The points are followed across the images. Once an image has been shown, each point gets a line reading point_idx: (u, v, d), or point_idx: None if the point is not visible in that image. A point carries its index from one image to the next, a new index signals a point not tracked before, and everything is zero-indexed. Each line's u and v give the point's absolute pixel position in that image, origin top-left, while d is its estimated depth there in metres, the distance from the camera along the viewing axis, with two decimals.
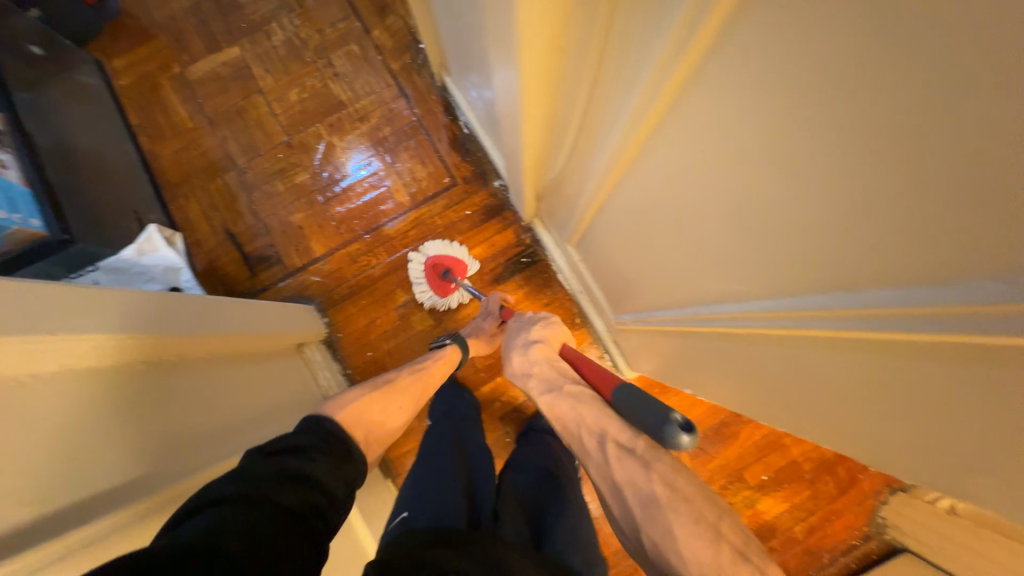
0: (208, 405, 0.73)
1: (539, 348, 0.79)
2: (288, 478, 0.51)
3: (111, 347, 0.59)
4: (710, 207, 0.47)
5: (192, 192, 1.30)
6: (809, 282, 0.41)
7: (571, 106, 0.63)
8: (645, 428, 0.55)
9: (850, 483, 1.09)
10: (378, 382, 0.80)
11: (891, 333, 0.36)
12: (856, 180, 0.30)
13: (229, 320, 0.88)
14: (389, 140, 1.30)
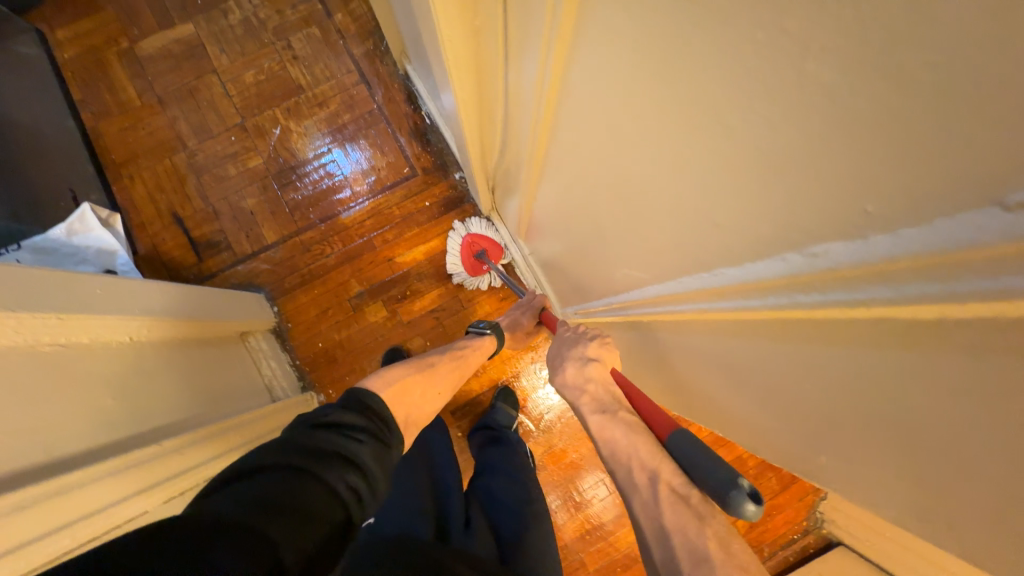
0: (123, 394, 0.68)
1: (595, 368, 0.69)
2: (329, 458, 0.44)
3: (20, 324, 0.57)
4: (624, 190, 0.42)
5: (138, 171, 1.19)
6: (693, 269, 0.40)
7: (495, 92, 0.57)
8: (708, 487, 0.47)
9: (791, 480, 1.16)
10: (421, 363, 0.74)
11: (808, 337, 0.32)
12: (764, 161, 0.25)
13: (158, 303, 0.82)
14: (348, 127, 1.25)
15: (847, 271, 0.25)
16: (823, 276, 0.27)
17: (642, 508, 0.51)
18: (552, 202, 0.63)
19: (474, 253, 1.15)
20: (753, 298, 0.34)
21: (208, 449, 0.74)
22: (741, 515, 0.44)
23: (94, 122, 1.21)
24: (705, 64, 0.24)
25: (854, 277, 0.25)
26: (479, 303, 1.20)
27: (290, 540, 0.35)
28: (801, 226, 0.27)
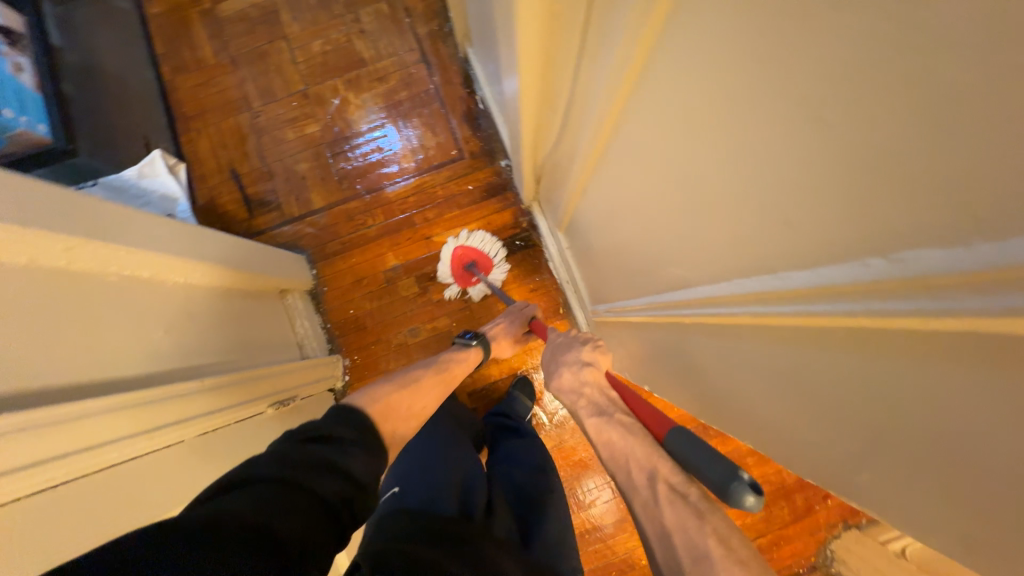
0: (171, 332, 0.72)
1: (592, 372, 0.72)
2: (324, 468, 0.45)
3: (80, 251, 0.60)
4: (686, 189, 0.42)
5: (205, 126, 1.25)
6: (752, 269, 0.39)
7: (564, 85, 0.58)
8: (712, 483, 0.46)
9: (805, 512, 1.13)
10: (406, 379, 0.75)
11: (861, 352, 0.31)
12: (849, 167, 0.25)
13: (208, 250, 0.86)
14: (404, 104, 1.27)
15: (920, 278, 0.24)
16: (889, 281, 0.26)
17: (644, 509, 0.51)
18: (606, 198, 0.63)
19: (464, 264, 1.19)
20: (812, 303, 0.33)
21: (238, 395, 0.77)
22: (740, 506, 0.44)
23: (171, 74, 1.26)
24: (803, 54, 0.24)
25: (925, 285, 0.24)
26: (509, 291, 1.21)
27: (292, 542, 0.37)
28: (875, 225, 0.25)
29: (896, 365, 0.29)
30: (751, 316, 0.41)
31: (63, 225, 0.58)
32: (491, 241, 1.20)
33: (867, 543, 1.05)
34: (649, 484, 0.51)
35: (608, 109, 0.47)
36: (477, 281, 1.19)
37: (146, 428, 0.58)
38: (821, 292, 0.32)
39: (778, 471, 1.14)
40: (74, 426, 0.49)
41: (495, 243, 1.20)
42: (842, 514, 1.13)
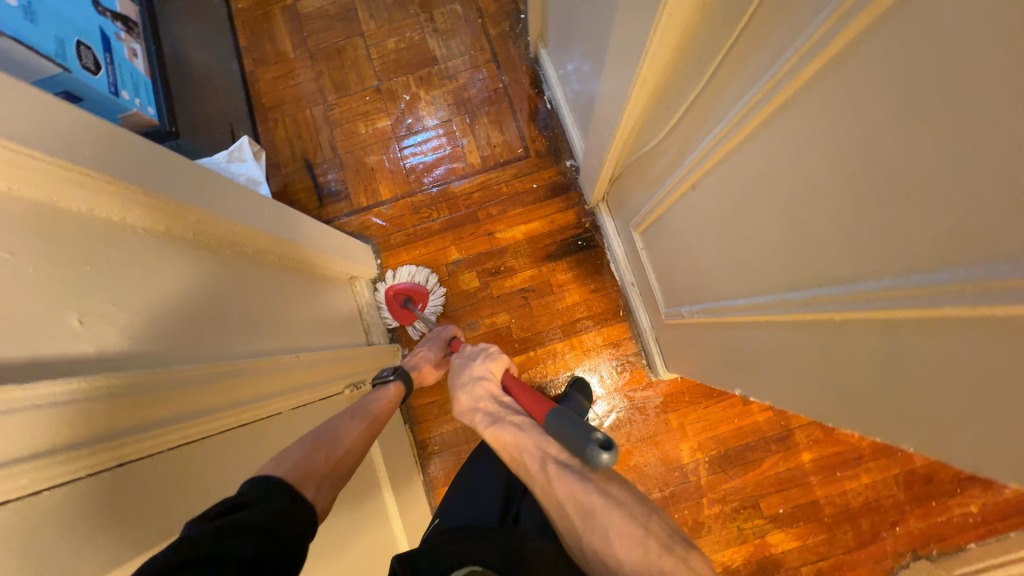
0: (268, 309, 0.75)
1: (485, 384, 0.70)
2: (240, 530, 0.41)
3: (184, 217, 0.61)
4: (795, 206, 0.42)
5: (282, 117, 1.30)
6: (865, 270, 0.37)
7: (677, 93, 0.58)
8: (575, 452, 0.52)
9: (871, 539, 1.08)
10: (318, 433, 0.61)
11: (963, 379, 0.31)
12: (989, 200, 0.26)
13: (293, 231, 0.88)
14: (472, 102, 1.29)
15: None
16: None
17: (542, 491, 0.53)
18: (701, 202, 0.61)
19: (398, 302, 1.17)
20: (941, 300, 0.30)
21: (320, 372, 0.79)
22: (599, 464, 0.50)
23: (254, 66, 1.31)
24: (990, 66, 0.23)
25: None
26: (567, 291, 1.20)
27: None
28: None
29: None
30: (863, 320, 0.39)
31: (166, 189, 0.58)
32: (418, 272, 1.20)
33: None
34: (543, 467, 0.54)
35: (726, 122, 0.48)
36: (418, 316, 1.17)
37: (253, 396, 0.59)
38: (951, 290, 0.29)
39: (843, 492, 1.10)
40: (199, 385, 0.50)
41: (424, 272, 1.20)
42: (912, 544, 1.07)
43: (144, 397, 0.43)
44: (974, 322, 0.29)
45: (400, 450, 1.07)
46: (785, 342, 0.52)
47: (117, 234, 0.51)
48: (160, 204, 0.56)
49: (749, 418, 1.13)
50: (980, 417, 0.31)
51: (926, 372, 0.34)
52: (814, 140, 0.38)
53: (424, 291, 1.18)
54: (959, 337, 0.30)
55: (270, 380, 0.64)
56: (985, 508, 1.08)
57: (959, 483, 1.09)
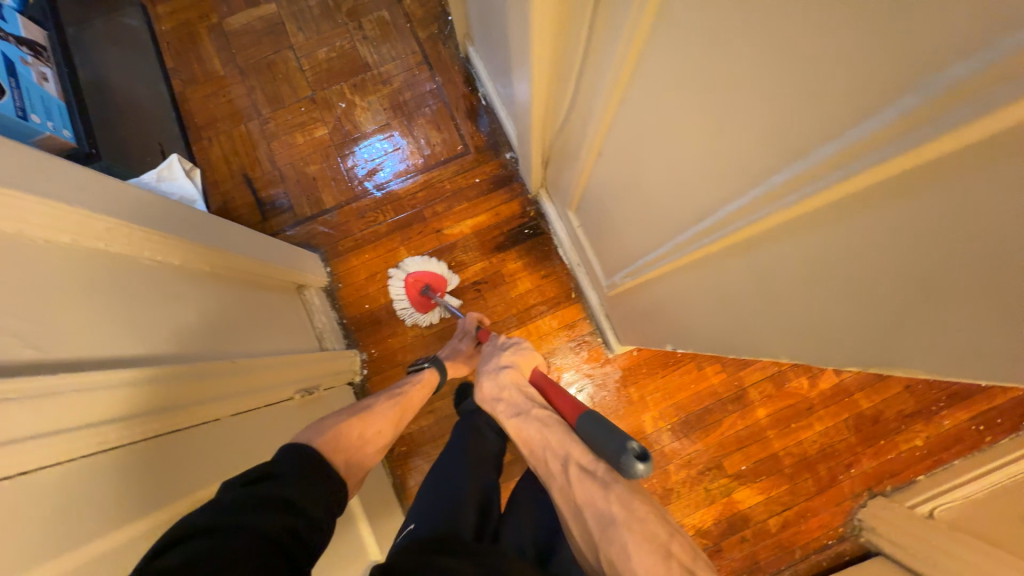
0: (205, 318, 0.74)
1: (509, 374, 0.74)
2: (268, 506, 0.48)
3: (104, 229, 0.61)
4: (674, 149, 0.45)
5: (217, 135, 1.29)
6: (728, 196, 0.40)
7: (570, 65, 0.61)
8: (605, 457, 0.54)
9: (830, 483, 1.13)
10: (357, 407, 0.76)
11: (830, 270, 0.34)
12: (800, 99, 0.28)
13: (230, 241, 0.88)
14: (409, 105, 1.31)
15: (864, 140, 0.25)
16: (841, 154, 0.27)
17: (562, 495, 0.56)
18: (610, 166, 0.64)
19: (419, 289, 1.18)
20: (783, 201, 0.34)
21: (260, 378, 0.78)
22: (632, 474, 0.51)
23: (183, 87, 1.30)
24: None
25: (873, 146, 0.25)
26: (518, 280, 1.22)
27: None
28: (827, 112, 0.26)
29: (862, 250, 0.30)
30: (745, 242, 0.42)
31: (79, 203, 0.58)
32: (437, 261, 1.20)
33: (894, 509, 1.06)
34: (564, 469, 0.56)
35: (608, 83, 0.51)
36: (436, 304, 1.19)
37: (180, 403, 0.59)
38: (789, 191, 0.33)
39: (799, 442, 1.15)
40: (126, 389, 0.51)
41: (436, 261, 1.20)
42: (868, 483, 1.13)
43: (50, 403, 0.44)
44: (814, 215, 0.32)
45: None
46: (703, 282, 0.55)
47: (25, 246, 0.51)
48: (73, 216, 0.56)
49: (704, 381, 1.17)
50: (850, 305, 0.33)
51: (802, 277, 0.37)
52: (671, 84, 0.40)
53: (442, 279, 1.19)
54: (820, 232, 0.33)
55: (201, 388, 0.63)
56: (928, 441, 1.14)
57: (903, 420, 1.15)
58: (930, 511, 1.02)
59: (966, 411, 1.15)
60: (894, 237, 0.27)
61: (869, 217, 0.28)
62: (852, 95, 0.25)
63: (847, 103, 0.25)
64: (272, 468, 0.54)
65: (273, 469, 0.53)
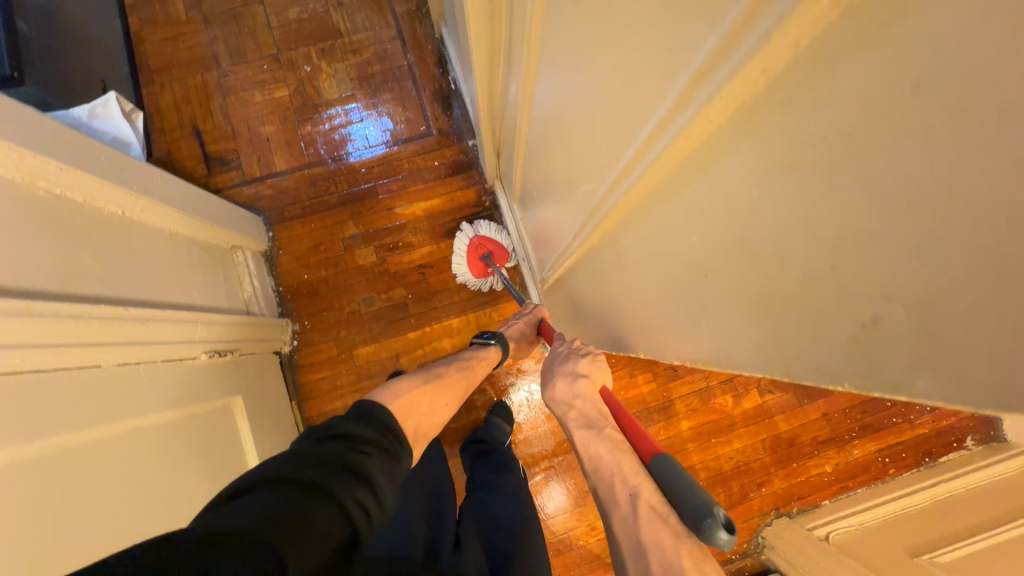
0: (106, 259, 0.70)
1: (585, 385, 0.71)
2: (338, 469, 0.46)
3: None
4: (566, 134, 0.45)
5: (171, 81, 1.23)
6: (596, 183, 0.40)
7: (500, 45, 0.60)
8: (682, 507, 0.48)
9: (740, 500, 1.16)
10: (431, 374, 0.77)
11: (673, 257, 0.34)
12: (625, 80, 0.28)
13: (155, 188, 0.84)
14: (376, 78, 1.28)
15: (660, 120, 0.24)
16: (651, 134, 0.26)
17: (620, 526, 0.52)
18: (535, 153, 0.64)
19: (481, 255, 1.17)
20: (622, 185, 0.33)
21: (166, 330, 0.75)
22: (711, 540, 0.45)
23: (140, 26, 1.25)
24: None
25: (666, 125, 0.24)
26: None
27: (308, 543, 0.37)
28: (642, 89, 0.26)
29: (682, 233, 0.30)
30: (614, 232, 0.42)
31: None
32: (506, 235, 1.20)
33: (794, 529, 1.10)
34: (630, 500, 0.52)
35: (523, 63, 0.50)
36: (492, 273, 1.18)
37: (48, 342, 0.56)
38: (624, 176, 0.32)
39: (716, 457, 1.17)
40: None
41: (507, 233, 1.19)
42: (776, 503, 1.16)
43: None
44: (650, 199, 0.32)
45: (278, 425, 1.03)
46: (598, 275, 0.55)
47: None
48: None
49: (634, 389, 1.19)
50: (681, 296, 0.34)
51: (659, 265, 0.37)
52: (557, 64, 0.40)
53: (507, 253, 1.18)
54: (660, 221, 0.33)
55: (76, 329, 0.60)
56: (837, 468, 1.19)
57: (816, 446, 1.19)
58: (828, 533, 1.06)
59: (875, 443, 1.21)
60: (710, 220, 0.27)
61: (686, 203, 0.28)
62: (651, 75, 0.24)
63: (650, 83, 0.25)
64: (344, 432, 0.51)
65: (345, 431, 0.52)
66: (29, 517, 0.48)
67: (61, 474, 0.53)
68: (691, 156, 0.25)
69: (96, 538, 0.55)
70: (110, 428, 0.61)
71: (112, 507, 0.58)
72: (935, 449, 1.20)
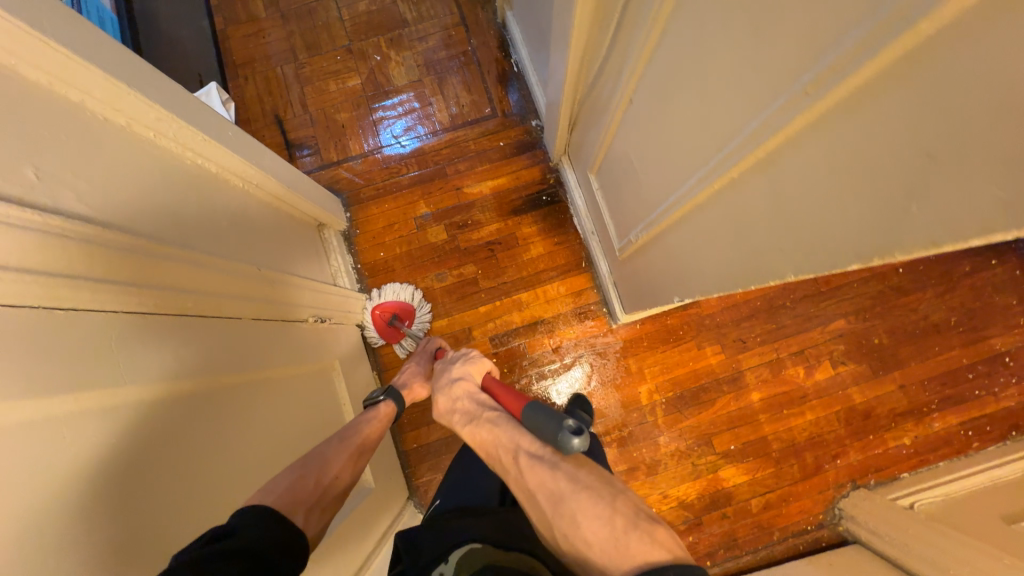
0: (233, 229, 0.78)
1: (463, 385, 0.73)
2: (221, 560, 0.45)
3: (162, 120, 0.64)
4: (699, 86, 0.48)
5: (253, 74, 1.32)
6: (737, 128, 0.44)
7: (610, 14, 0.64)
8: (546, 439, 0.56)
9: (815, 471, 1.15)
10: (305, 456, 0.68)
11: (805, 188, 0.37)
12: (805, 20, 0.31)
13: (269, 164, 0.90)
14: (442, 64, 1.33)
15: (881, 26, 0.26)
16: (867, 38, 0.27)
17: (518, 486, 0.57)
18: (637, 115, 0.67)
19: (386, 320, 1.18)
20: (800, 107, 0.34)
21: (272, 295, 0.82)
22: (569, 449, 0.54)
23: (225, 25, 1.34)
24: None
25: (894, 23, 0.25)
26: (533, 243, 1.25)
27: None
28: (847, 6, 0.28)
29: (863, 149, 0.30)
30: (754, 168, 0.43)
31: (143, 90, 0.61)
32: (404, 288, 1.20)
33: (875, 500, 1.08)
34: (514, 460, 0.58)
35: (648, 25, 0.53)
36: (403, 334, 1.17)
37: (195, 293, 0.63)
38: (787, 109, 0.36)
39: (789, 427, 1.17)
40: (143, 262, 0.55)
41: (408, 289, 1.20)
42: (853, 475, 1.15)
43: (93, 251, 0.49)
44: (825, 119, 0.33)
45: (366, 391, 1.10)
46: (705, 224, 0.58)
47: (98, 123, 0.56)
48: (145, 106, 0.61)
49: (701, 360, 1.20)
50: (825, 229, 0.37)
51: (787, 201, 0.40)
52: (702, 19, 0.43)
53: (409, 308, 1.19)
54: (801, 158, 0.37)
55: (215, 283, 0.67)
56: (916, 440, 1.17)
57: (894, 418, 1.17)
58: (910, 502, 1.04)
59: (958, 416, 1.17)
60: (860, 148, 0.31)
61: (840, 133, 0.32)
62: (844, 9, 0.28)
63: (840, 21, 0.29)
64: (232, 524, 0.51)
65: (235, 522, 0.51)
66: (188, 448, 0.54)
67: (216, 406, 0.61)
68: (866, 82, 0.29)
69: (233, 484, 0.60)
70: (242, 374, 0.68)
71: (248, 446, 0.65)
72: None
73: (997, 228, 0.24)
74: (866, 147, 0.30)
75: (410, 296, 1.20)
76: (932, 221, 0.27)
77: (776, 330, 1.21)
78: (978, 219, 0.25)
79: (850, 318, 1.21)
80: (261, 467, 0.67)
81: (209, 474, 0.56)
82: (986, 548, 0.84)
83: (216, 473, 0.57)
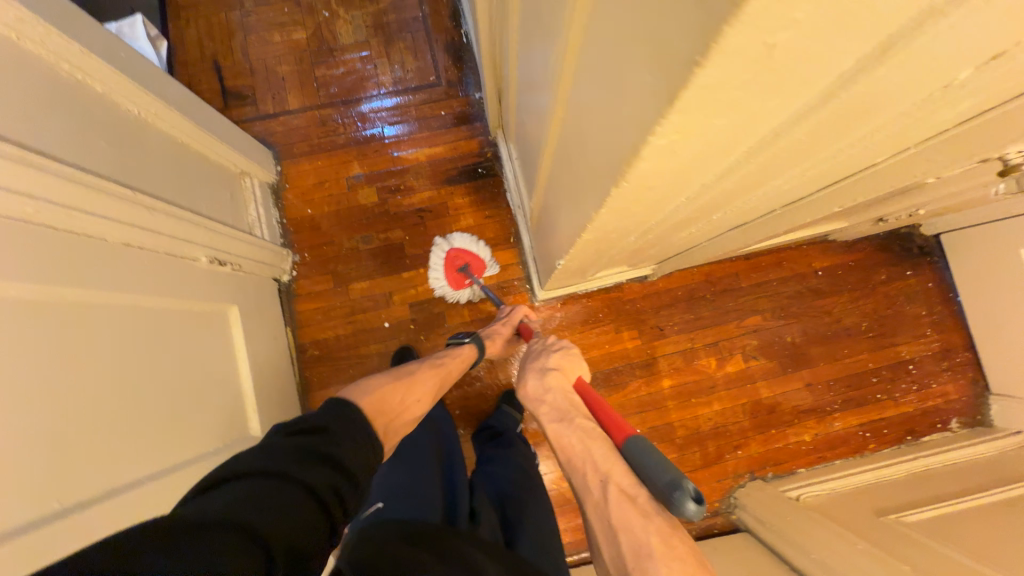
0: (120, 154, 0.76)
1: (555, 376, 0.68)
2: (310, 459, 0.49)
3: (25, 24, 0.63)
4: (536, 27, 0.48)
5: (196, 17, 1.29)
6: (552, 64, 0.44)
7: None
8: (653, 487, 0.48)
9: (715, 460, 1.18)
10: (402, 371, 0.78)
11: (584, 117, 0.38)
12: None
13: (168, 97, 0.89)
14: (391, 28, 1.32)
15: None
16: None
17: (595, 514, 0.51)
18: (519, 73, 0.67)
19: (457, 266, 1.18)
20: (569, 29, 0.35)
21: (165, 226, 0.80)
22: (682, 514, 0.46)
23: None
24: None
25: None
26: (464, 215, 1.24)
27: (272, 532, 0.39)
28: None
29: (598, 60, 0.31)
30: (566, 105, 0.44)
31: None
32: (483, 245, 1.21)
33: (765, 490, 1.11)
34: (602, 488, 0.51)
35: None
36: (469, 284, 1.18)
37: (50, 201, 0.61)
38: (564, 32, 0.36)
39: (695, 415, 1.19)
40: None
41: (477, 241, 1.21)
42: (750, 467, 1.17)
43: None
44: (581, 39, 0.34)
45: (270, 343, 1.08)
46: (558, 178, 0.58)
47: None
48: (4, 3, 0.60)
49: (618, 344, 1.21)
50: (597, 159, 0.37)
51: (581, 136, 0.41)
52: None
53: (483, 265, 1.20)
54: (579, 86, 0.37)
55: (78, 198, 0.65)
56: (816, 438, 1.19)
57: (796, 415, 1.20)
58: (797, 494, 1.07)
59: (857, 417, 1.21)
60: (597, 61, 0.31)
61: (587, 51, 0.32)
62: None
63: None
64: (317, 425, 0.54)
65: (318, 424, 0.55)
66: (18, 351, 0.53)
67: (61, 319, 0.59)
68: None
69: (69, 402, 0.57)
70: (105, 294, 0.67)
71: (105, 366, 0.64)
72: (918, 428, 1.20)
73: (653, 119, 0.24)
74: (599, 59, 0.30)
75: (488, 254, 1.21)
76: (629, 124, 0.28)
77: (693, 320, 1.23)
78: (644, 111, 0.25)
79: (765, 315, 1.24)
80: (123, 392, 0.65)
81: (37, 383, 0.54)
82: (846, 535, 0.87)
83: (50, 383, 0.56)
